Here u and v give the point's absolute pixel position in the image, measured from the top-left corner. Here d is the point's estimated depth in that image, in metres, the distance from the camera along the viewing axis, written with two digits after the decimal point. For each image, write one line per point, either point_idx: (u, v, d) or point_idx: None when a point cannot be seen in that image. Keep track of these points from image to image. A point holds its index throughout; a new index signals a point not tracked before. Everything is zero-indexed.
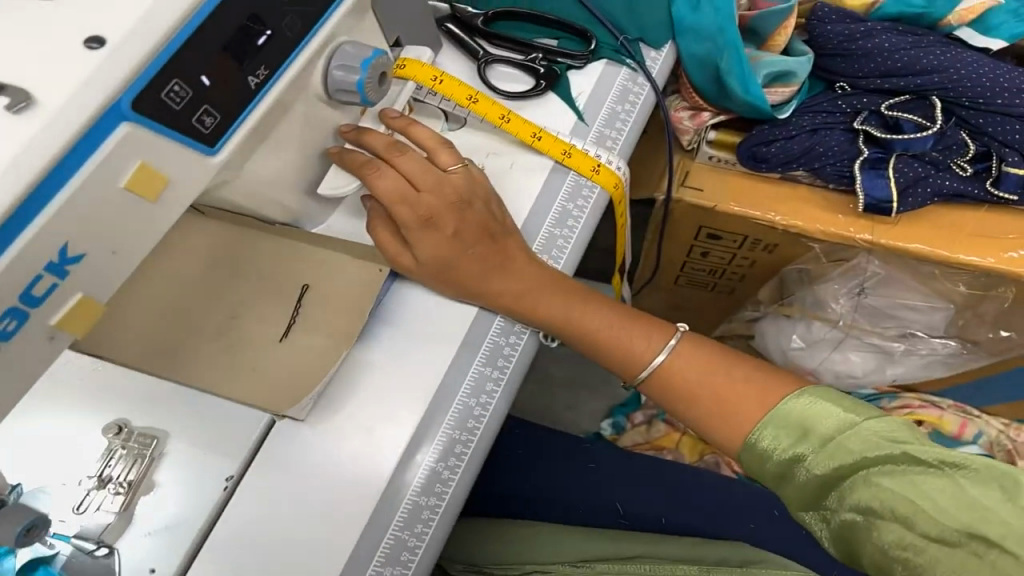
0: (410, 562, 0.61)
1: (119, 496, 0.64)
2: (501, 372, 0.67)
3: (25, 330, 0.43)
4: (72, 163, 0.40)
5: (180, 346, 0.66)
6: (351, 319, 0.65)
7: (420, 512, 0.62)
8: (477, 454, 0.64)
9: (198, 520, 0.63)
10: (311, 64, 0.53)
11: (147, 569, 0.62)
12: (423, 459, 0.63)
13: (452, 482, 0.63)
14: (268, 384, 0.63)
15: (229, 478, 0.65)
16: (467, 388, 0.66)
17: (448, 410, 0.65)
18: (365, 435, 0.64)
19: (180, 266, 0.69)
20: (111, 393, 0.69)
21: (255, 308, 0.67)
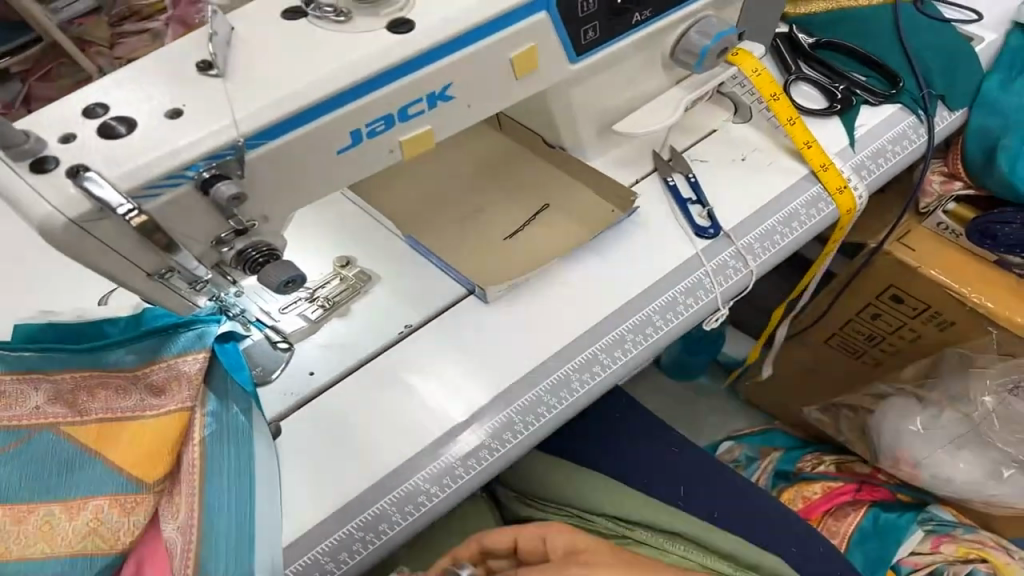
0: (486, 458, 0.74)
1: (319, 309, 0.83)
2: (634, 346, 0.78)
3: (385, 134, 0.53)
4: (498, 25, 0.53)
5: (432, 220, 0.88)
6: (562, 243, 0.83)
7: (511, 426, 0.75)
8: (584, 397, 0.77)
9: (370, 346, 0.81)
10: (676, 25, 0.66)
11: (307, 370, 0.80)
12: (535, 386, 0.77)
13: (555, 410, 0.76)
14: (489, 265, 0.83)
15: (406, 326, 0.81)
16: (604, 343, 0.78)
17: (547, 378, 0.77)
18: (522, 339, 0.79)
19: (461, 167, 0.92)
20: (356, 233, 0.87)
21: (494, 212, 0.87)
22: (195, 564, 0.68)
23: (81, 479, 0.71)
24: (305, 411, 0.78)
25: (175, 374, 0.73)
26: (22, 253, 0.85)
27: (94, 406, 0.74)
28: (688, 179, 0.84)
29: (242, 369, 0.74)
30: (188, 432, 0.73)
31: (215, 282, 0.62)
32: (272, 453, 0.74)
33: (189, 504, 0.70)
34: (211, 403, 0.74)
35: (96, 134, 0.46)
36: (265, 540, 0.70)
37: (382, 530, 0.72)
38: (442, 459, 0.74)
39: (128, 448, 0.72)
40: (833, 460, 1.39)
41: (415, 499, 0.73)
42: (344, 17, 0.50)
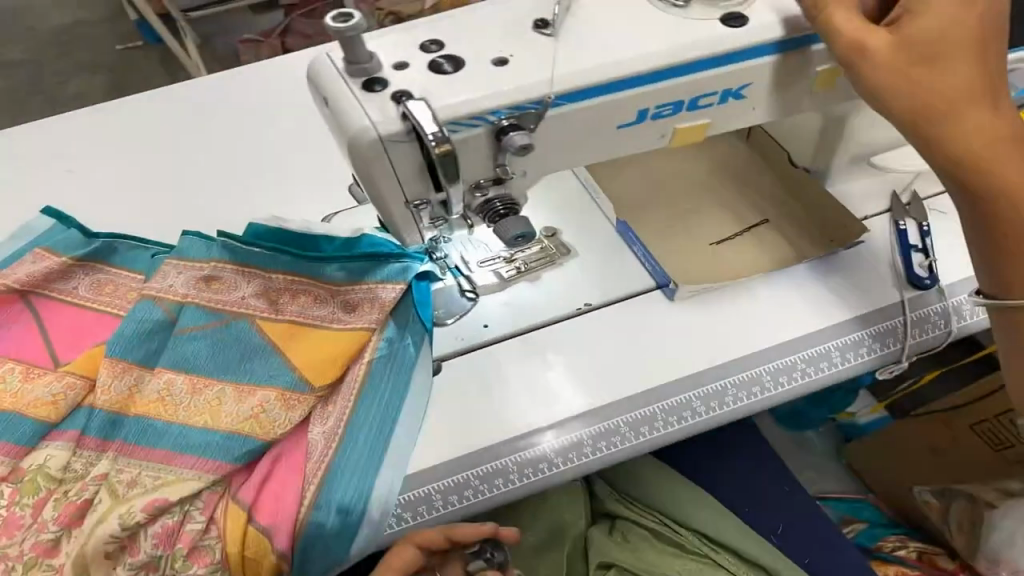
0: (616, 444, 0.75)
1: (512, 269, 0.86)
2: (802, 376, 0.77)
3: (667, 119, 0.54)
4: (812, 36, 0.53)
5: (643, 206, 0.90)
6: (770, 261, 0.84)
7: (650, 421, 0.76)
8: (731, 413, 0.76)
9: (558, 311, 0.83)
10: None
11: (482, 323, 0.84)
12: (687, 390, 0.77)
13: (700, 417, 0.76)
14: (689, 264, 0.85)
15: (587, 305, 0.83)
16: (770, 368, 0.77)
17: (707, 384, 0.77)
18: (696, 342, 0.79)
19: (694, 163, 0.93)
20: (574, 205, 0.90)
21: (706, 212, 0.88)
22: (327, 467, 0.72)
23: (260, 368, 0.78)
24: (471, 356, 0.81)
25: (371, 296, 0.81)
26: (277, 157, 0.96)
27: (290, 308, 0.82)
28: (921, 227, 0.82)
29: (427, 306, 0.81)
30: (362, 351, 0.79)
31: (455, 226, 0.65)
32: (426, 388, 0.79)
33: (342, 411, 0.76)
34: (388, 330, 0.80)
35: (426, 67, 0.50)
36: (393, 461, 0.73)
37: (496, 484, 0.73)
38: (575, 434, 0.75)
39: (309, 352, 0.79)
40: (916, 547, 1.29)
41: (536, 465, 0.74)
42: (682, 3, 0.52)
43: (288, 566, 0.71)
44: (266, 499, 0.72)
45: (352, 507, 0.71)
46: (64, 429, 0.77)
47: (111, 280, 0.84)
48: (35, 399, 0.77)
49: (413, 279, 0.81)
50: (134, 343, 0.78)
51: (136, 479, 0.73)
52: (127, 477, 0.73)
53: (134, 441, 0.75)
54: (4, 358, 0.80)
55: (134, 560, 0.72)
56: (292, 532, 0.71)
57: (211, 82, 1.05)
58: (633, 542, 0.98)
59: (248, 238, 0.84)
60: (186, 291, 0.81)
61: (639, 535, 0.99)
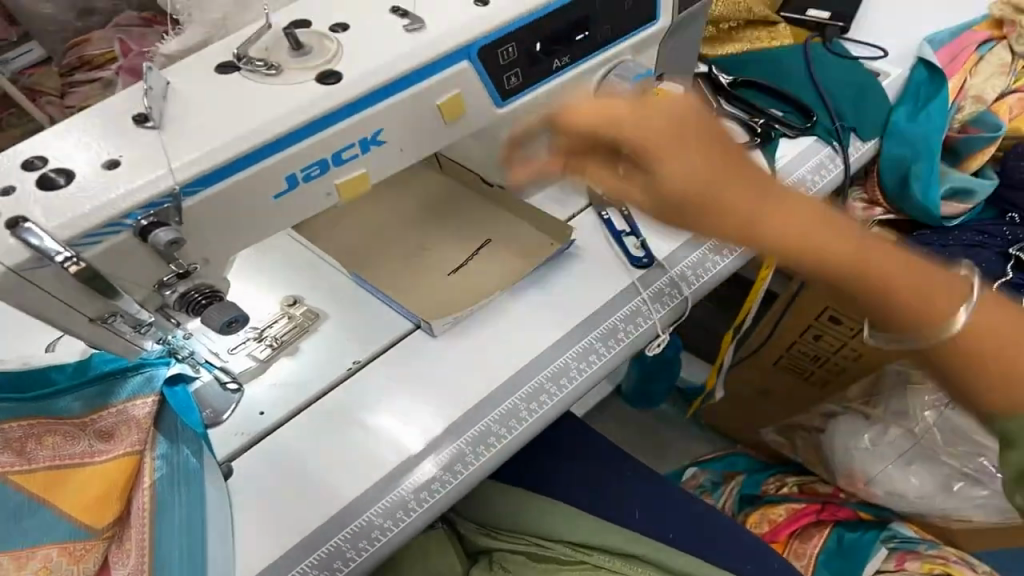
0: (439, 490, 0.75)
1: (268, 349, 0.85)
2: (579, 373, 0.81)
3: (320, 178, 0.56)
4: (422, 74, 0.58)
5: (377, 259, 0.91)
6: (506, 274, 0.88)
7: (462, 458, 0.77)
8: (532, 426, 0.79)
9: (317, 385, 0.83)
10: (597, 69, 0.73)
11: (258, 411, 0.82)
12: (484, 418, 0.79)
13: (505, 439, 0.78)
14: (432, 300, 0.86)
15: (355, 362, 0.84)
16: (547, 373, 0.81)
17: (496, 407, 0.79)
18: (461, 372, 0.82)
19: (407, 202, 0.96)
20: (303, 273, 0.90)
21: (437, 246, 0.91)
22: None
23: (31, 528, 0.71)
24: (257, 449, 0.80)
25: (124, 417, 0.75)
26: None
27: (41, 454, 0.74)
28: (622, 213, 0.91)
29: (191, 411, 0.76)
30: (138, 476, 0.74)
31: (162, 325, 0.63)
32: (223, 494, 0.76)
33: (139, 541, 0.72)
34: (160, 446, 0.76)
35: (35, 186, 0.49)
36: None
37: (336, 567, 0.72)
38: (394, 493, 0.76)
39: (78, 494, 0.72)
40: (796, 481, 1.46)
41: (369, 535, 0.74)
42: (275, 70, 0.54)
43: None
44: None
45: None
46: None
47: None
48: None
49: (164, 387, 0.76)
50: None
51: None
52: None
53: None
54: None
55: None
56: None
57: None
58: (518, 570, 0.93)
59: None
60: None
61: (516, 560, 0.95)
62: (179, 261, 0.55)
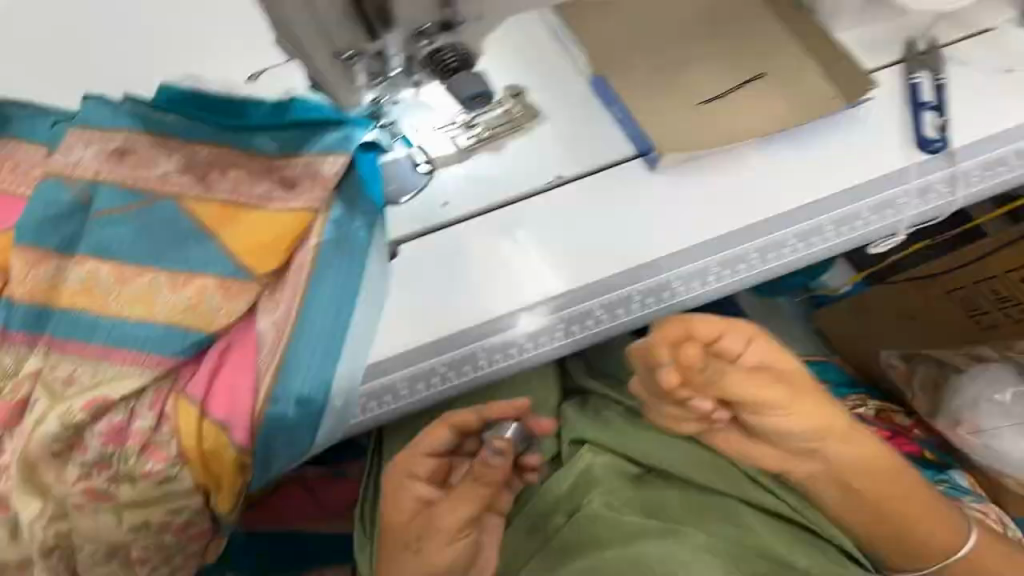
0: (590, 326, 0.78)
1: (472, 138, 0.81)
2: (761, 262, 0.79)
3: None
4: None
5: (619, 65, 0.81)
6: (766, 120, 0.78)
7: (625, 303, 0.78)
8: (700, 292, 0.79)
9: (527, 187, 0.79)
10: None
11: (440, 202, 0.80)
12: (665, 270, 0.77)
13: (674, 297, 0.79)
14: (664, 125, 0.78)
15: (558, 177, 0.79)
16: (721, 256, 0.78)
17: (677, 265, 0.77)
18: (662, 215, 0.78)
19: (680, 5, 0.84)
20: (541, 64, 0.84)
21: (694, 65, 0.80)
22: (283, 357, 0.74)
23: (193, 255, 0.76)
24: (442, 237, 0.78)
25: (311, 171, 0.77)
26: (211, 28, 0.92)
27: (222, 186, 0.78)
28: (935, 81, 0.80)
29: (376, 180, 0.78)
30: (308, 233, 0.77)
31: (399, 83, 0.66)
32: (384, 276, 0.77)
33: (290, 303, 0.75)
34: (335, 210, 0.77)
35: None
36: (352, 353, 0.75)
37: (466, 369, 0.77)
38: (547, 317, 0.77)
39: (245, 235, 0.76)
40: None
41: (510, 348, 0.77)
42: None
43: (250, 457, 0.77)
44: (218, 391, 0.75)
45: (312, 399, 0.74)
46: None
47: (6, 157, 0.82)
48: None
49: (356, 149, 0.78)
50: (46, 228, 0.77)
51: (73, 376, 0.75)
52: (62, 374, 0.75)
53: (64, 336, 0.75)
54: None
55: (84, 458, 0.76)
56: (250, 429, 0.75)
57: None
58: (614, 423, 0.92)
59: (160, 103, 0.82)
60: (95, 169, 0.78)
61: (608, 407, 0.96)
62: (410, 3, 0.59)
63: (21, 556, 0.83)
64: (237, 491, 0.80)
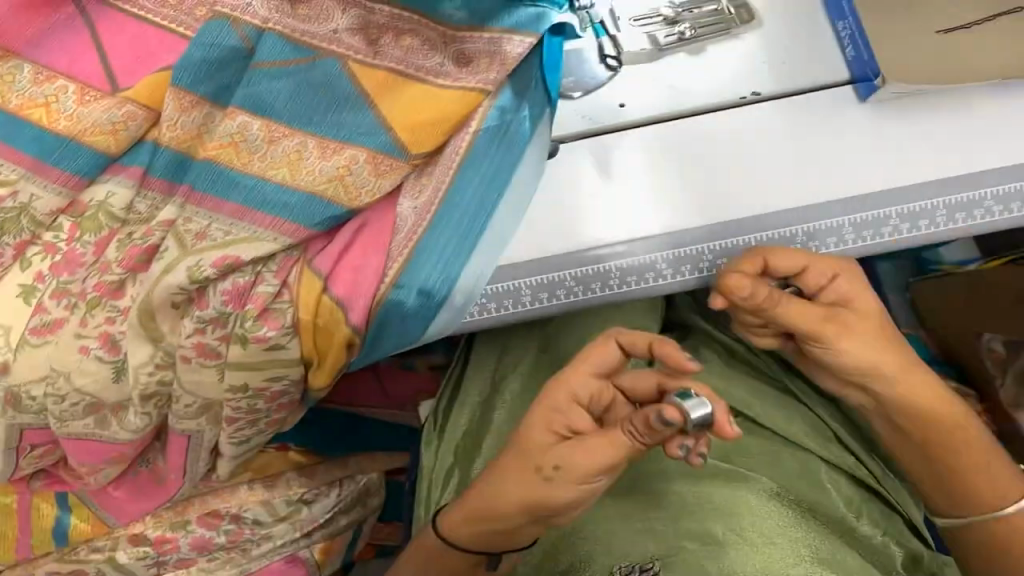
0: None
1: (673, 37, 0.76)
2: (945, 223, 0.70)
3: None
4: None
5: None
6: (1002, 62, 0.71)
7: (786, 243, 0.71)
8: (884, 245, 0.71)
9: (716, 96, 0.74)
10: None
11: (618, 102, 0.75)
12: (844, 213, 0.71)
13: (843, 246, 0.71)
14: (892, 50, 0.72)
15: (754, 94, 0.74)
16: (903, 210, 0.70)
17: (861, 211, 0.71)
18: (861, 153, 0.71)
19: None
20: None
21: None
22: (416, 242, 0.70)
23: (345, 122, 0.71)
24: (611, 138, 0.74)
25: (491, 48, 0.71)
26: None
27: (392, 52, 0.72)
28: None
29: (556, 70, 0.72)
30: (467, 120, 0.71)
31: None
32: (539, 171, 0.73)
33: (437, 189, 0.71)
34: (504, 96, 0.71)
35: None
36: (491, 245, 0.71)
37: (593, 287, 0.72)
38: (699, 245, 0.71)
39: (403, 109, 0.71)
40: None
41: (652, 272, 0.72)
42: None
43: (362, 335, 0.72)
44: (345, 269, 0.71)
45: (434, 291, 0.70)
46: (126, 164, 0.76)
47: None
48: (93, 126, 0.74)
49: (546, 31, 0.71)
50: (202, 73, 0.73)
51: (206, 232, 0.72)
52: (195, 228, 0.72)
53: (203, 189, 0.72)
54: (56, 73, 0.75)
55: (202, 313, 0.72)
56: (368, 311, 0.71)
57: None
58: (713, 358, 0.89)
59: None
60: (266, 17, 0.73)
61: (714, 350, 0.90)
62: None
63: (119, 398, 0.77)
64: (338, 366, 0.75)
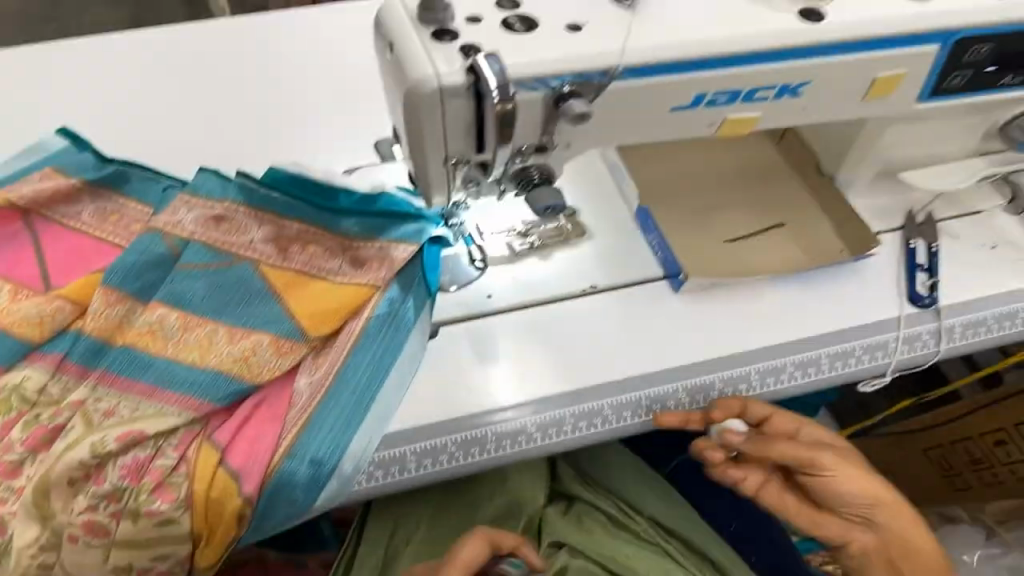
0: (598, 425, 0.86)
1: (525, 245, 0.94)
2: (759, 385, 0.89)
3: (720, 107, 0.71)
4: (840, 51, 0.70)
5: (671, 197, 0.97)
6: (778, 262, 0.93)
7: (631, 407, 0.87)
8: (712, 405, 0.89)
9: (562, 289, 0.92)
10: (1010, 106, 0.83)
11: (485, 294, 0.91)
12: (673, 381, 0.88)
13: (681, 408, 0.88)
14: (697, 252, 0.93)
15: (592, 286, 0.92)
16: (722, 376, 0.88)
17: (689, 378, 0.88)
18: (676, 333, 0.90)
19: (726, 162, 1.01)
20: (601, 192, 0.99)
21: (730, 210, 0.97)
22: (308, 416, 0.80)
23: (256, 313, 0.84)
24: (478, 324, 0.90)
25: (381, 253, 0.87)
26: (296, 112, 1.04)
27: (298, 257, 0.87)
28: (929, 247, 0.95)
29: (435, 271, 0.87)
30: (363, 307, 0.85)
31: (487, 190, 0.71)
32: (420, 352, 0.86)
33: (330, 366, 0.83)
34: (391, 290, 0.85)
35: (499, 25, 0.64)
36: (377, 416, 0.82)
37: (474, 451, 0.84)
38: (562, 411, 0.85)
39: (306, 303, 0.84)
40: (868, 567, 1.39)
41: (523, 435, 0.84)
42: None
43: (251, 509, 0.79)
44: (242, 440, 0.79)
45: (324, 460, 0.79)
46: (44, 352, 0.83)
47: (115, 209, 0.90)
48: (22, 318, 0.82)
49: (426, 242, 0.87)
50: (131, 274, 0.84)
51: (114, 409, 0.79)
52: (104, 407, 0.79)
53: (116, 371, 0.81)
54: None
55: (98, 488, 0.78)
56: (261, 479, 0.79)
57: (255, 24, 1.13)
58: (589, 525, 1.03)
59: (268, 181, 0.89)
60: (192, 229, 0.87)
61: (596, 520, 1.04)
62: (539, 132, 0.66)
63: None
64: (224, 547, 0.82)
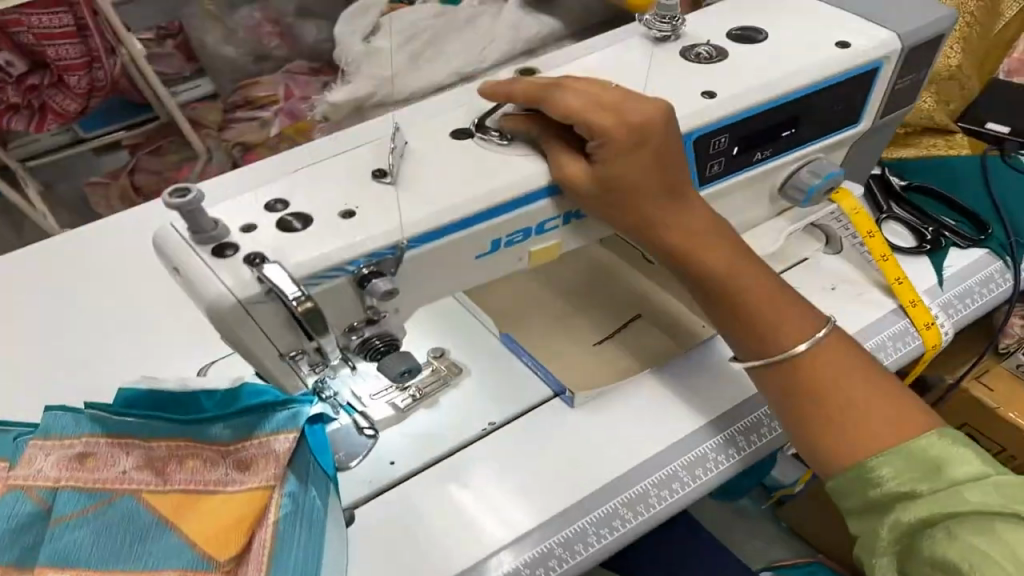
0: (556, 567, 0.82)
1: (407, 398, 0.95)
2: (691, 479, 0.88)
3: (517, 244, 0.78)
4: None
5: (531, 321, 1.05)
6: (646, 355, 1.00)
7: (582, 538, 0.84)
8: (655, 515, 0.86)
9: (460, 435, 0.92)
10: (788, 165, 0.94)
11: (388, 460, 0.91)
12: (607, 502, 0.86)
13: (628, 524, 0.85)
14: (570, 366, 0.99)
15: (490, 423, 0.93)
16: (654, 480, 0.88)
17: (621, 493, 0.87)
18: (579, 449, 0.91)
19: (564, 277, 1.11)
20: (465, 329, 1.03)
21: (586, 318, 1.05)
22: None
23: (154, 548, 0.79)
24: (385, 497, 0.88)
25: (266, 450, 0.82)
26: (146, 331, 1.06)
27: (178, 475, 0.83)
28: None
29: (326, 453, 0.84)
30: (265, 512, 0.81)
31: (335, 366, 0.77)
32: (343, 542, 0.83)
33: None
34: (290, 484, 0.82)
35: (277, 229, 0.69)
36: None
37: None
38: (516, 565, 0.82)
39: (202, 522, 0.80)
40: None
41: None
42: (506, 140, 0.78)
43: None
44: None
45: None
46: None
47: None
48: None
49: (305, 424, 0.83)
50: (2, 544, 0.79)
51: None
52: None
53: None
54: None
55: None
56: None
57: (86, 257, 1.16)
58: None
59: (116, 407, 0.84)
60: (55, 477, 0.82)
61: None
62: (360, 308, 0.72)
63: None
64: None
